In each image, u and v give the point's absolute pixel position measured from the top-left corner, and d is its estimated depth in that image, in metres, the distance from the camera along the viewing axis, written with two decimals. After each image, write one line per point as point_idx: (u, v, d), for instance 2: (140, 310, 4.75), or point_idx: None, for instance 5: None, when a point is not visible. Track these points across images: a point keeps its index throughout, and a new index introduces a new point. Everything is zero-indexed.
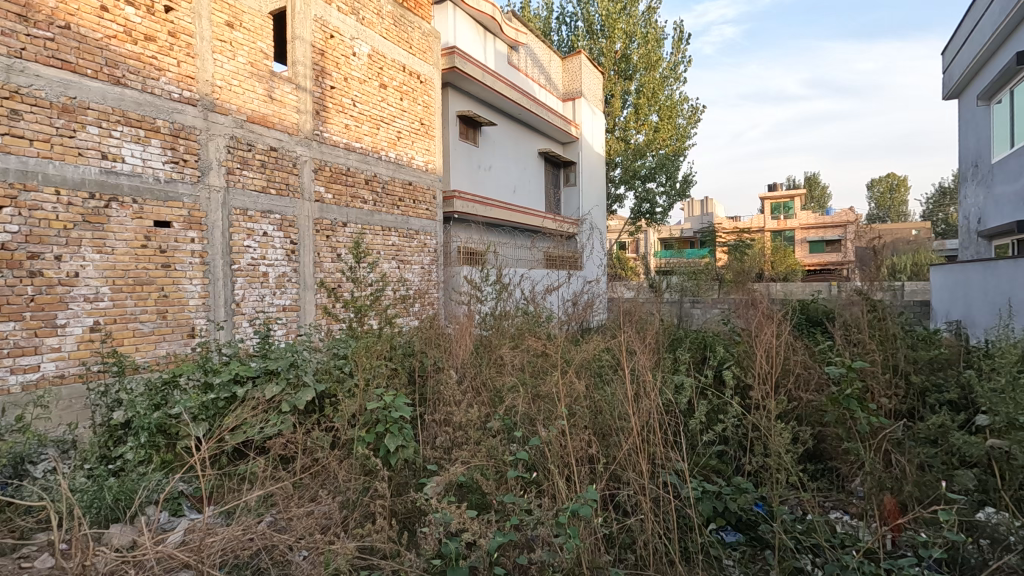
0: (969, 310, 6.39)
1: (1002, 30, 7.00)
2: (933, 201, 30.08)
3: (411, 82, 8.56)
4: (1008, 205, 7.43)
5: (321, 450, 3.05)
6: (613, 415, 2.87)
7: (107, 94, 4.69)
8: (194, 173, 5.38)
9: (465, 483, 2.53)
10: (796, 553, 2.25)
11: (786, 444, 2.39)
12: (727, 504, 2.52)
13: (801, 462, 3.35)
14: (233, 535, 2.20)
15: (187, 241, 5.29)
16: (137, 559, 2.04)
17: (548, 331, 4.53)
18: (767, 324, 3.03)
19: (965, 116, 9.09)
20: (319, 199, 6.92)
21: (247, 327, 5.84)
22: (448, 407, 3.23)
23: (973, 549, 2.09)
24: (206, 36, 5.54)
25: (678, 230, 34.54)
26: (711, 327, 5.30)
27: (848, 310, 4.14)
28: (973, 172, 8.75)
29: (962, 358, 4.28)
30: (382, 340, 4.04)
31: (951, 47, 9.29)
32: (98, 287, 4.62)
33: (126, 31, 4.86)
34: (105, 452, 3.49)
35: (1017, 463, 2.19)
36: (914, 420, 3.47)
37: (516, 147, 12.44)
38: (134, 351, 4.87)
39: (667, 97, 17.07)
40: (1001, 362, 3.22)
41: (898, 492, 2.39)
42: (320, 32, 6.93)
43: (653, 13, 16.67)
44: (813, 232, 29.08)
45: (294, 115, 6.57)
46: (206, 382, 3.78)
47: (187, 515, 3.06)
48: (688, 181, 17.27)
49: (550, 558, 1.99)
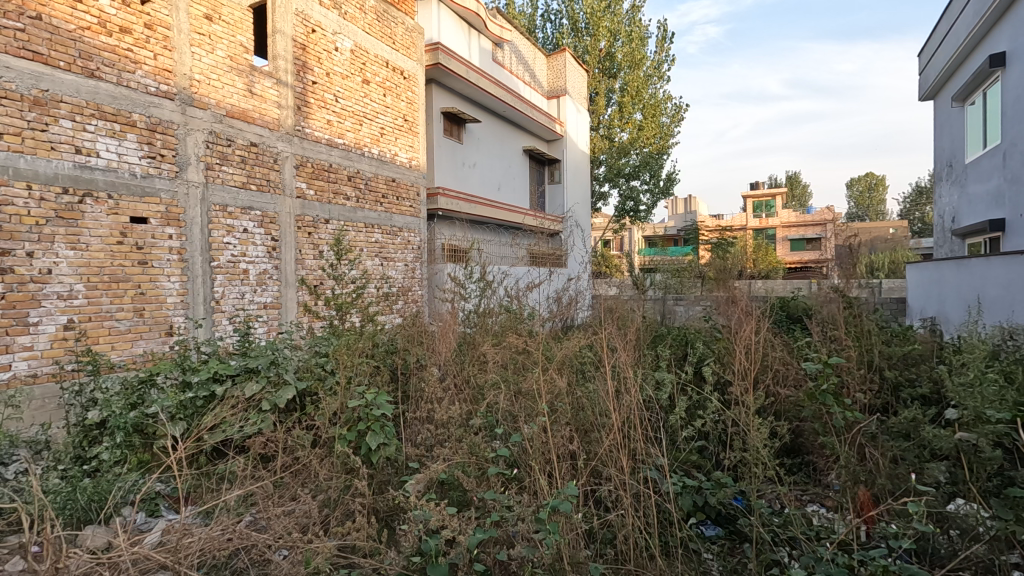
0: (943, 307, 6.52)
1: (977, 33, 7.15)
2: (910, 200, 30.71)
3: (394, 79, 8.50)
4: (981, 204, 7.61)
5: (302, 449, 3.01)
6: (595, 411, 2.88)
7: (80, 87, 4.59)
8: (172, 168, 5.29)
9: (446, 480, 2.53)
10: (773, 546, 2.29)
11: (764, 438, 2.43)
12: (707, 498, 2.56)
13: (779, 456, 3.40)
14: (211, 536, 2.16)
15: (164, 237, 5.20)
16: (112, 561, 1.99)
17: (531, 328, 4.55)
18: (746, 321, 3.08)
19: (940, 117, 9.29)
20: (301, 195, 6.86)
21: (227, 324, 5.75)
22: (431, 404, 3.24)
23: (943, 540, 2.15)
24: (184, 29, 5.43)
25: (662, 228, 34.83)
26: (694, 324, 5.35)
27: (826, 307, 4.23)
28: (947, 171, 8.95)
29: (935, 353, 4.38)
30: (364, 338, 4.00)
31: (928, 49, 9.48)
32: (72, 284, 4.53)
33: (101, 22, 4.75)
34: (80, 452, 3.42)
35: (985, 456, 2.22)
36: (887, 414, 3.57)
37: (500, 144, 12.42)
38: (110, 349, 4.78)
39: (651, 96, 17.18)
40: (972, 357, 3.31)
41: (871, 485, 2.47)
42: (301, 26, 6.85)
43: (637, 12, 16.77)
44: (794, 231, 29.49)
45: (275, 110, 6.50)
46: (184, 381, 3.71)
47: (165, 515, 3.01)
48: (671, 180, 17.40)
49: (530, 555, 1.98)
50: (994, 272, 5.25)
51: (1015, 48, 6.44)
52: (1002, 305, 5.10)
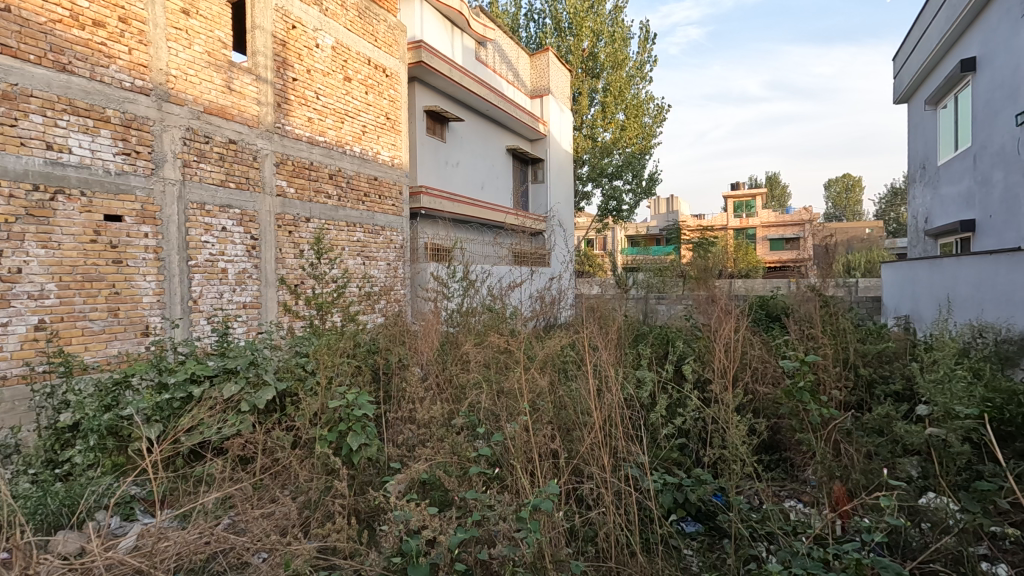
0: (916, 306, 6.67)
1: (949, 37, 7.33)
2: (886, 201, 31.38)
3: (376, 76, 8.44)
4: (953, 205, 7.80)
5: (282, 450, 3.00)
6: (577, 410, 2.89)
7: (51, 81, 4.47)
8: (147, 165, 5.18)
9: (428, 480, 2.52)
10: (752, 541, 2.33)
11: (742, 434, 2.46)
12: (687, 496, 2.60)
13: (758, 452, 3.47)
14: (188, 540, 2.12)
15: (140, 236, 5.10)
16: (84, 567, 1.94)
17: (514, 326, 4.55)
18: (726, 319, 3.12)
19: (913, 120, 9.50)
20: (281, 193, 6.77)
21: (205, 324, 5.66)
22: (412, 404, 3.23)
23: (915, 532, 2.21)
24: (159, 23, 5.32)
25: (645, 228, 35.15)
26: (674, 323, 5.40)
27: (803, 306, 4.31)
28: (920, 173, 9.16)
29: (909, 350, 4.49)
30: (345, 338, 3.95)
31: (902, 54, 9.69)
32: (43, 284, 4.42)
33: (73, 15, 4.63)
34: (51, 456, 3.35)
35: (954, 451, 2.28)
36: (861, 410, 3.66)
37: (483, 143, 12.39)
38: (83, 351, 4.67)
39: (634, 96, 17.32)
40: (943, 354, 3.41)
41: (846, 481, 2.51)
42: (281, 22, 6.76)
43: (619, 12, 16.86)
44: (774, 230, 29.98)
45: (254, 107, 6.40)
46: (160, 382, 3.63)
47: (141, 519, 2.96)
48: (653, 180, 17.55)
49: (511, 554, 1.96)
50: (965, 271, 5.39)
51: (985, 53, 6.61)
52: (971, 304, 5.24)
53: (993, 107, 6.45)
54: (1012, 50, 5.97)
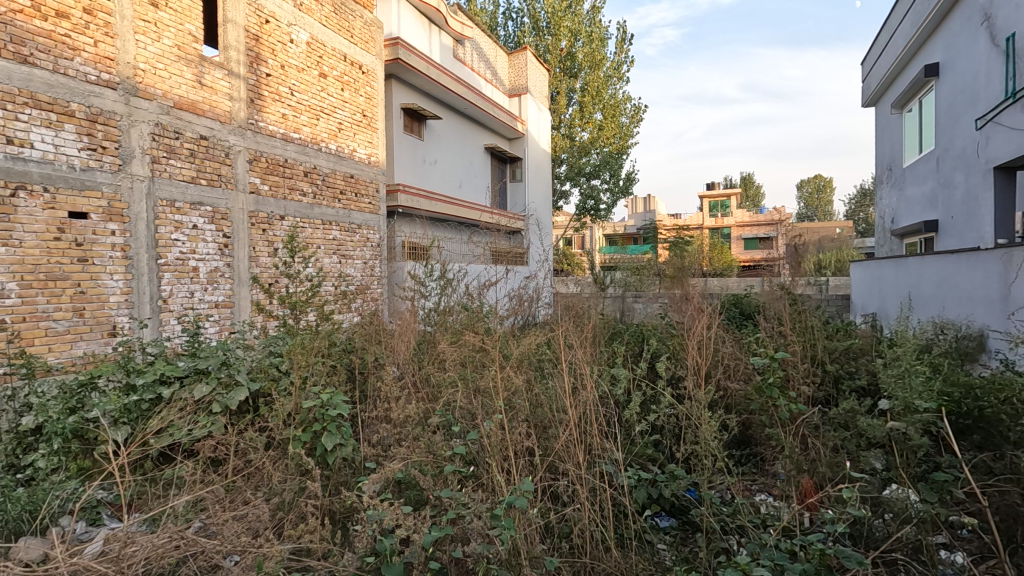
0: (883, 303, 6.85)
1: (914, 43, 7.56)
2: (855, 201, 32.10)
3: (352, 73, 8.34)
4: (917, 206, 8.04)
5: (255, 451, 2.96)
6: (553, 408, 2.92)
7: (12, 73, 4.32)
8: (114, 161, 5.04)
9: (403, 479, 2.51)
10: (723, 535, 2.39)
11: (713, 430, 2.50)
12: (661, 491, 2.66)
13: (730, 448, 3.54)
14: (156, 543, 2.08)
15: (107, 233, 4.96)
16: (47, 573, 1.89)
17: (490, 324, 4.55)
18: (700, 317, 3.17)
19: (881, 123, 9.77)
20: (254, 190, 6.66)
21: (175, 324, 5.54)
22: (387, 404, 3.20)
23: (879, 524, 2.28)
24: (127, 15, 5.17)
25: (622, 228, 35.44)
26: (650, 320, 5.47)
27: (773, 304, 4.41)
28: (887, 175, 9.44)
29: (874, 347, 4.64)
30: (320, 337, 3.92)
31: (870, 58, 9.96)
32: (3, 283, 4.27)
33: (34, 5, 4.47)
34: (13, 461, 3.25)
35: (913, 444, 2.34)
36: (827, 405, 3.77)
37: (462, 141, 12.36)
38: (47, 352, 4.53)
39: (611, 96, 17.48)
40: (904, 350, 3.52)
41: (814, 474, 2.59)
42: (254, 16, 6.63)
43: (597, 12, 17.01)
44: (748, 230, 30.50)
45: (226, 102, 6.28)
46: (128, 383, 3.54)
47: (107, 524, 2.89)
48: (630, 180, 17.72)
49: (485, 551, 1.98)
50: (929, 270, 5.56)
51: (948, 59, 6.81)
52: (934, 301, 5.43)
53: (954, 111, 6.68)
54: (972, 56, 6.20)
